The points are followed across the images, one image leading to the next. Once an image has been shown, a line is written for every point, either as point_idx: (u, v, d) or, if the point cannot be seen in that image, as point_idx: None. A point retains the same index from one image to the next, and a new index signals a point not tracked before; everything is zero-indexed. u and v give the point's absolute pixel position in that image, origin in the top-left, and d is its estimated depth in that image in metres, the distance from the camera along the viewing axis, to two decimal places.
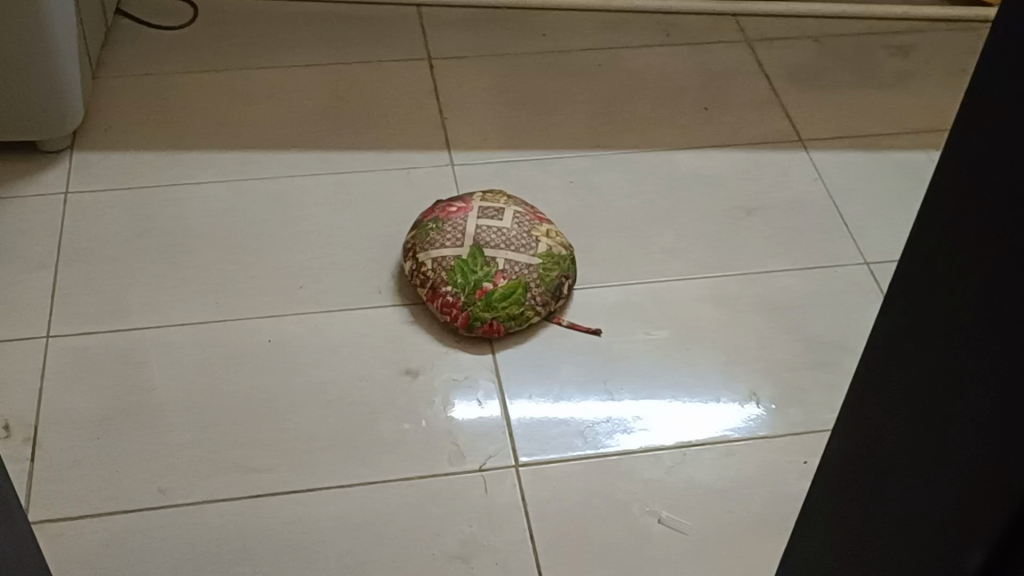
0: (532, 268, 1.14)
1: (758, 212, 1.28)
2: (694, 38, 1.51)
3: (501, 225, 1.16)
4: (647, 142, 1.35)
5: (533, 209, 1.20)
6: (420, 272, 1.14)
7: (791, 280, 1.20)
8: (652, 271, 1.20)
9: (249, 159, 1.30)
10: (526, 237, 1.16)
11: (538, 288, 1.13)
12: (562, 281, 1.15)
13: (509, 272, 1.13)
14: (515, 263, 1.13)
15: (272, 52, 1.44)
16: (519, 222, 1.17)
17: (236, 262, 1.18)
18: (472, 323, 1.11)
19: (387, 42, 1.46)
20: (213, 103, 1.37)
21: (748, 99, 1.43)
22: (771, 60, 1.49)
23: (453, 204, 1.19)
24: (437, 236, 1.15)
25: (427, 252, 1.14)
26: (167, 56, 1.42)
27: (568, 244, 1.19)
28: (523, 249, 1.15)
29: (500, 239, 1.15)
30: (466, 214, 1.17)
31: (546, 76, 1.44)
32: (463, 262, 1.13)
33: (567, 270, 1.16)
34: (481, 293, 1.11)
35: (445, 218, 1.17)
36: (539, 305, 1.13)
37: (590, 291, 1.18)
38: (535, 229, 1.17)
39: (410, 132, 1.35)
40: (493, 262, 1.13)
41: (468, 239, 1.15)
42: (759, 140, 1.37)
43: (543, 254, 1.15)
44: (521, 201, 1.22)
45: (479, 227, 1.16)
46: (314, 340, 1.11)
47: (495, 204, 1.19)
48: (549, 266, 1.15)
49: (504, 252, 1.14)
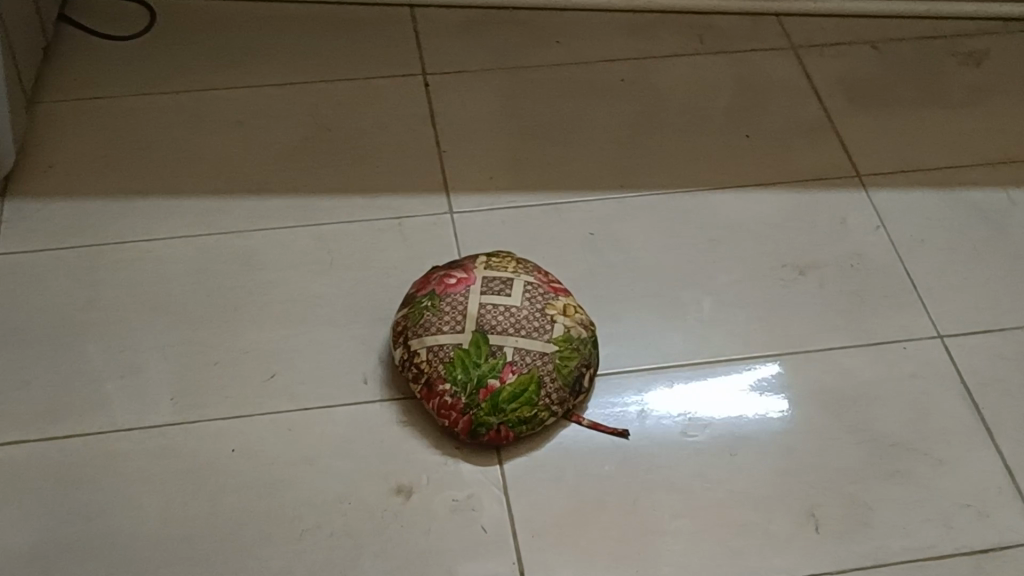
0: (546, 358, 0.95)
1: (811, 272, 1.09)
2: (732, 46, 1.31)
3: (510, 303, 0.97)
4: (681, 181, 1.16)
5: (547, 277, 1.01)
6: (413, 363, 0.95)
7: (852, 362, 1.02)
8: (690, 351, 1.02)
9: (214, 206, 1.11)
10: (539, 318, 0.97)
11: (554, 384, 0.94)
12: (583, 371, 0.96)
13: (519, 364, 0.94)
14: (526, 352, 0.95)
15: (243, 67, 1.23)
16: (531, 297, 0.98)
17: (199, 344, 1.00)
18: (477, 430, 0.93)
19: (377, 54, 1.26)
20: (173, 132, 1.17)
21: (796, 124, 1.23)
22: (822, 73, 1.29)
23: (451, 272, 1.00)
24: (434, 317, 0.96)
25: (421, 338, 0.96)
26: (121, 73, 1.22)
27: (589, 321, 1.00)
28: (536, 333, 0.96)
29: (509, 322, 0.96)
30: (468, 287, 0.98)
31: (560, 95, 1.23)
32: (463, 352, 0.94)
33: (588, 356, 0.97)
34: (485, 393, 0.93)
35: (442, 292, 0.98)
36: (555, 405, 0.94)
37: (616, 379, 1.00)
38: (550, 305, 0.98)
39: (403, 170, 1.15)
40: (501, 351, 0.94)
41: (471, 322, 0.96)
42: (810, 177, 1.18)
43: (559, 339, 0.96)
44: (533, 265, 1.03)
45: (484, 305, 0.97)
46: (288, 450, 0.93)
47: (502, 273, 1.00)
48: (567, 355, 0.96)
49: (514, 338, 0.95)
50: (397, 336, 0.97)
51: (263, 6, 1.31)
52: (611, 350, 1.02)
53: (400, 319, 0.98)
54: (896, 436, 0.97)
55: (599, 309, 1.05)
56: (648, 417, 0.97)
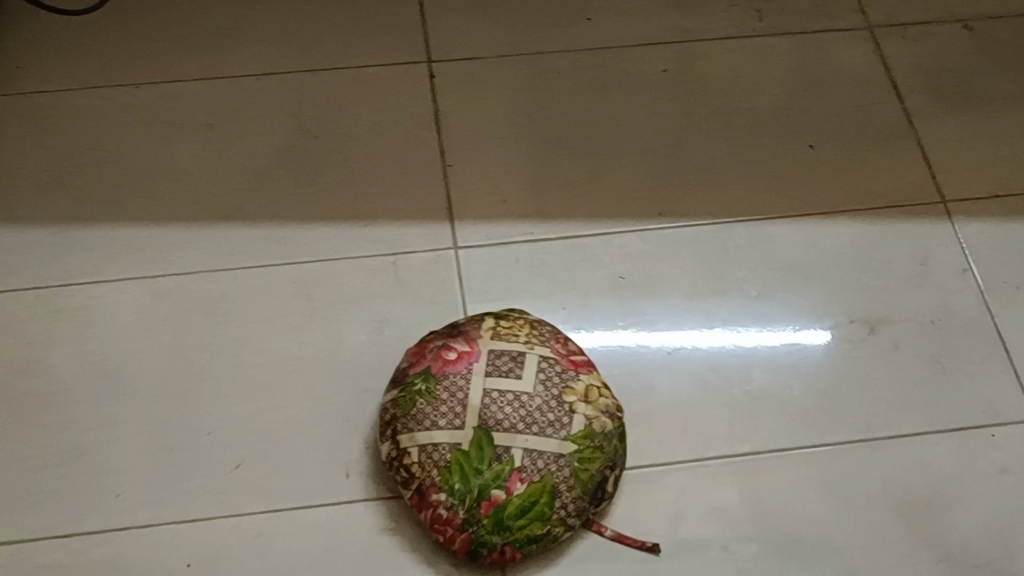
0: (562, 462, 0.79)
1: (884, 330, 0.91)
2: (795, 26, 1.10)
3: (520, 389, 0.81)
4: (730, 207, 0.97)
5: (565, 349, 0.85)
6: (403, 464, 0.79)
7: (928, 453, 0.86)
8: (735, 434, 0.86)
9: (176, 236, 0.93)
10: (555, 408, 0.81)
11: (571, 494, 0.79)
12: (606, 474, 0.80)
13: (529, 471, 0.78)
14: (539, 455, 0.79)
15: (213, 52, 1.04)
16: (546, 380, 0.82)
17: (152, 421, 0.84)
18: (476, 550, 0.77)
19: (371, 34, 1.06)
20: (130, 137, 0.99)
21: (871, 129, 1.03)
22: (902, 62, 1.08)
23: (451, 345, 0.83)
24: (428, 407, 0.80)
25: (412, 433, 0.80)
26: (70, 60, 1.03)
27: (616, 406, 0.84)
28: (551, 430, 0.80)
29: (518, 416, 0.80)
30: (470, 368, 0.82)
31: (589, 91, 1.04)
32: (462, 455, 0.78)
33: (613, 454, 0.81)
34: (488, 507, 0.77)
35: (438, 372, 0.82)
36: (571, 519, 0.79)
37: (648, 473, 0.84)
38: (568, 390, 0.82)
39: (400, 189, 0.97)
40: (508, 454, 0.78)
41: (472, 415, 0.80)
42: (884, 203, 0.99)
43: (579, 436, 0.80)
44: (550, 332, 0.86)
45: (489, 392, 0.80)
46: (252, 564, 0.78)
47: (513, 346, 0.83)
48: (587, 456, 0.80)
49: (524, 437, 0.79)
50: (384, 425, 0.81)
51: None
52: (641, 434, 0.85)
53: (388, 403, 0.82)
54: (981, 553, 0.81)
55: (630, 379, 0.88)
56: (682, 524, 0.82)
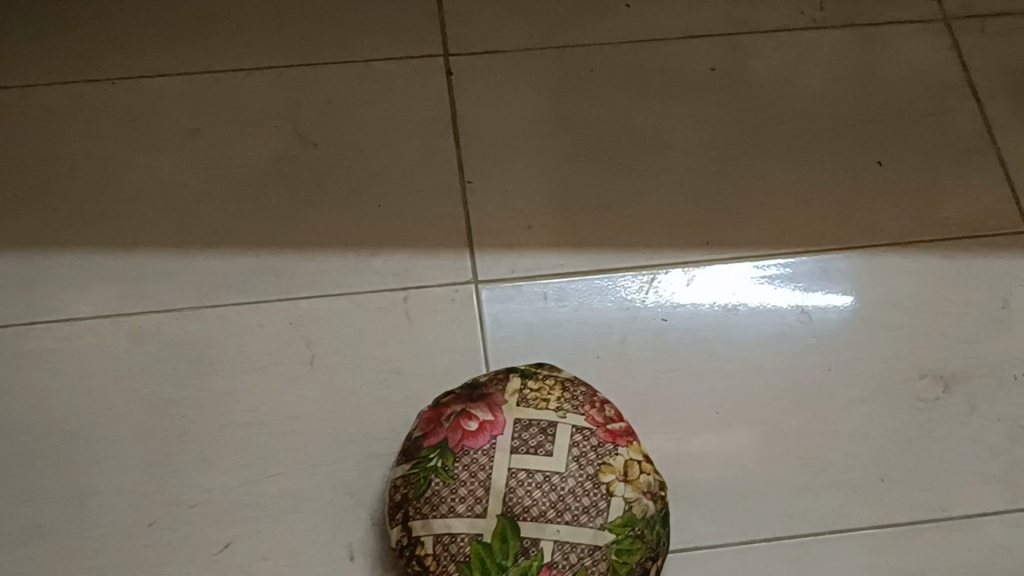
0: (598, 555, 0.69)
1: (960, 387, 0.81)
2: (861, 16, 0.97)
3: (550, 468, 0.70)
4: (787, 235, 0.86)
5: (602, 416, 0.74)
6: (416, 555, 0.69)
7: (1011, 537, 0.76)
8: (789, 513, 0.76)
9: (155, 265, 0.82)
10: (590, 491, 0.70)
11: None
12: (646, 566, 0.70)
13: (561, 566, 0.68)
14: (571, 548, 0.68)
15: (199, 41, 0.91)
16: (580, 457, 0.71)
17: (126, 492, 0.74)
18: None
19: (379, 22, 0.93)
20: (103, 144, 0.87)
21: (946, 143, 0.91)
22: (983, 61, 0.95)
23: (471, 412, 0.72)
24: (443, 490, 0.70)
25: (426, 520, 0.69)
26: (35, 48, 0.90)
27: (658, 483, 0.73)
28: (585, 517, 0.69)
29: (548, 501, 0.69)
30: (492, 443, 0.71)
31: (627, 94, 0.91)
32: (484, 548, 0.68)
33: (654, 542, 0.71)
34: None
35: (456, 448, 0.71)
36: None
37: (690, 557, 0.74)
38: (605, 468, 0.71)
39: (411, 210, 0.85)
40: (536, 547, 0.68)
41: (495, 500, 0.69)
42: (962, 232, 0.87)
43: (617, 524, 0.70)
44: (585, 393, 0.75)
45: (515, 472, 0.70)
46: None
47: (542, 414, 0.72)
48: (627, 547, 0.70)
49: (555, 527, 0.69)
50: (395, 508, 0.71)
51: None
52: (684, 511, 0.75)
53: (400, 480, 0.72)
54: None
55: (673, 445, 0.77)
56: None
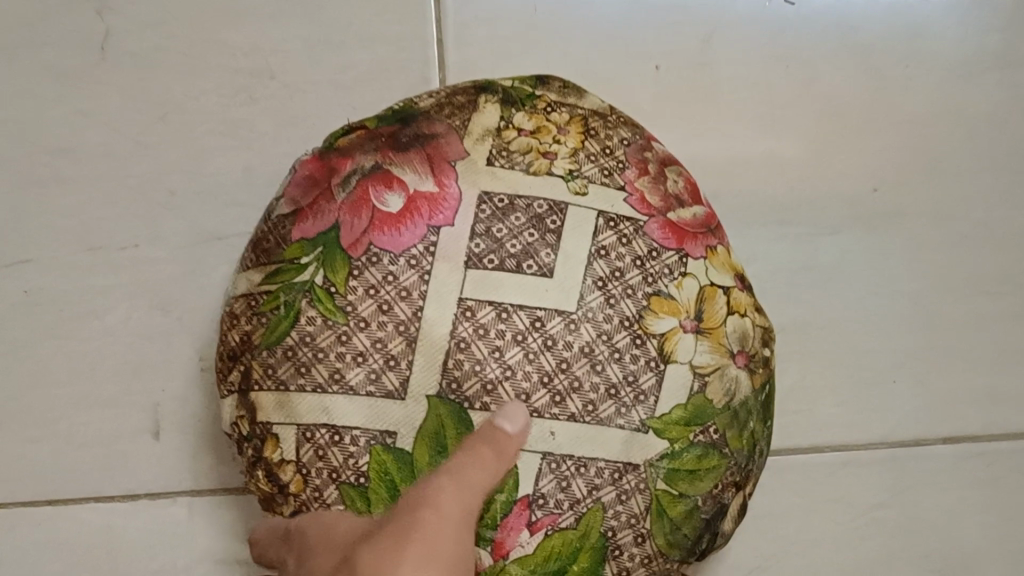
0: (628, 485, 0.27)
1: None
2: None
3: (543, 303, 0.26)
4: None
5: (660, 189, 0.30)
6: (262, 465, 0.27)
7: None
8: (991, 397, 0.41)
9: None
10: (628, 354, 0.27)
11: (640, 557, 0.27)
12: (721, 503, 0.29)
13: (553, 506, 0.26)
14: (578, 471, 0.26)
15: None
16: (611, 281, 0.27)
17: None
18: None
19: None
20: None
21: None
22: None
23: (397, 175, 0.28)
24: (320, 339, 0.26)
25: (285, 396, 0.27)
26: None
27: (759, 336, 0.31)
28: (610, 407, 0.27)
29: (532, 370, 0.26)
30: (429, 244, 0.27)
31: None
32: (392, 462, 0.26)
33: (744, 456, 0.29)
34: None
35: (353, 249, 0.27)
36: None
37: (805, 468, 0.40)
38: (663, 300, 0.28)
39: None
40: (506, 468, 0.26)
41: (425, 363, 0.26)
42: None
43: (675, 422, 0.27)
44: (632, 148, 0.31)
45: (465, 305, 0.26)
46: None
47: (536, 186, 0.28)
48: (689, 469, 0.28)
49: (544, 423, 0.26)
50: (226, 361, 0.29)
51: None
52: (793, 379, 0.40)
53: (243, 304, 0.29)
54: None
55: (788, 252, 0.41)
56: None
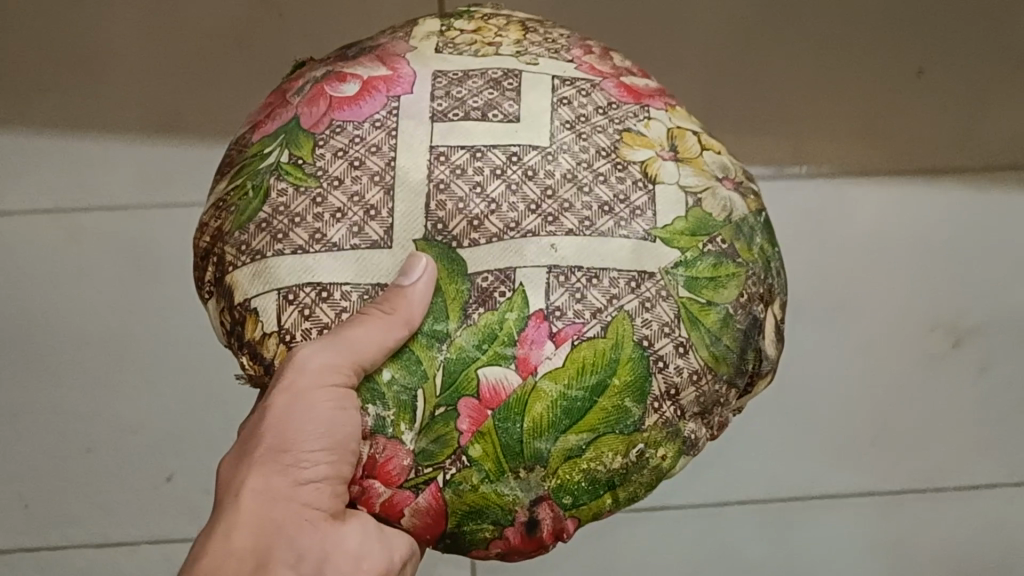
0: (648, 294, 0.38)
1: (970, 342, 0.73)
2: None
3: (525, 143, 0.40)
4: (837, 130, 0.73)
5: (614, 70, 0.44)
6: (247, 347, 0.39)
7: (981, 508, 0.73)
8: (768, 473, 0.72)
9: (76, 151, 0.72)
10: (612, 177, 0.40)
11: (692, 370, 0.38)
12: (749, 312, 0.40)
13: (571, 319, 0.37)
14: (589, 283, 0.38)
15: None
16: (577, 123, 0.41)
17: (51, 430, 0.71)
18: (455, 521, 0.37)
19: None
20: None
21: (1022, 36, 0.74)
22: None
23: (347, 75, 0.43)
24: (293, 200, 0.39)
25: (260, 267, 0.39)
26: None
27: (735, 170, 0.43)
28: (608, 221, 0.39)
29: (527, 198, 0.39)
30: (390, 108, 0.41)
31: None
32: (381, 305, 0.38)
33: (761, 268, 0.41)
34: (469, 434, 0.36)
35: (315, 128, 0.41)
36: (689, 428, 0.39)
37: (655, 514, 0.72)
38: (626, 132, 0.41)
39: None
40: (510, 288, 0.38)
41: (406, 203, 0.39)
42: (1008, 156, 0.74)
43: (680, 233, 0.39)
44: (570, 40, 0.45)
45: (438, 154, 0.39)
46: None
47: (494, 62, 0.42)
48: (707, 276, 0.39)
49: (543, 241, 0.38)
50: (202, 257, 0.41)
51: None
52: None
53: (212, 212, 0.42)
54: None
55: None
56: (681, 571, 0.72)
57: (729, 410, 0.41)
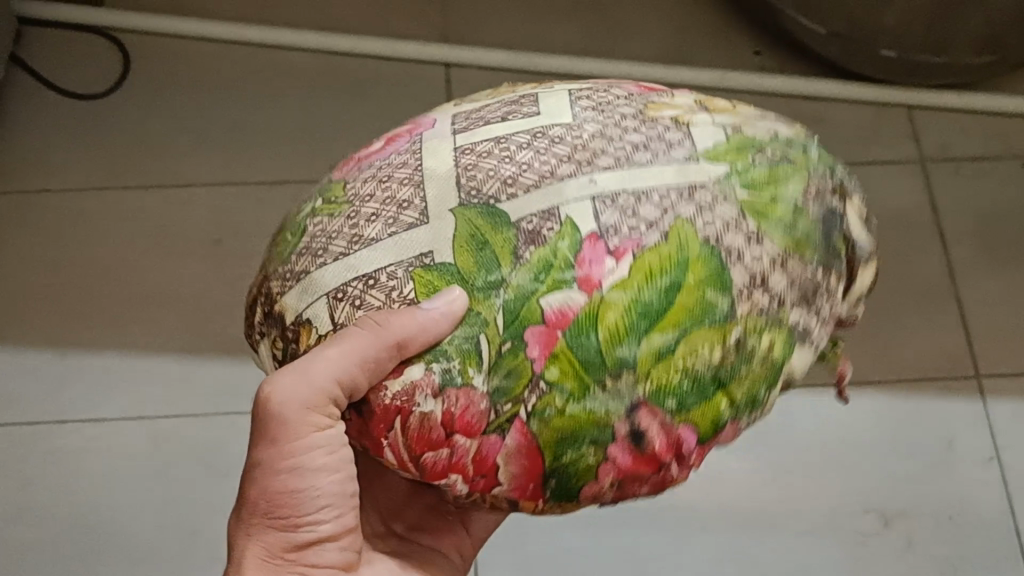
0: (715, 199, 0.41)
1: (899, 525, 0.87)
2: (849, 139, 1.03)
3: (548, 123, 0.43)
4: None
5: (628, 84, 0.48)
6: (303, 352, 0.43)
7: None
8: None
9: (173, 372, 0.89)
10: (639, 130, 0.43)
11: (771, 257, 0.41)
12: (823, 206, 0.43)
13: (627, 234, 0.40)
14: (640, 200, 0.40)
15: (210, 180, 0.97)
16: (598, 105, 0.44)
17: None
18: (552, 453, 0.40)
19: (387, 126, 1.00)
20: (135, 259, 0.94)
21: (912, 285, 0.96)
22: (950, 197, 1.01)
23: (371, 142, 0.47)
24: (330, 224, 0.43)
25: (305, 280, 0.42)
26: (82, 161, 0.98)
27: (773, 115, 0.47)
28: (644, 155, 0.42)
29: (558, 154, 0.42)
30: (415, 140, 0.44)
31: None
32: (434, 272, 0.41)
33: (821, 168, 0.44)
34: (544, 361, 0.39)
35: (346, 176, 0.45)
36: (793, 317, 0.41)
37: None
38: (648, 108, 0.44)
39: None
40: (559, 219, 0.40)
41: (438, 188, 0.42)
42: (918, 371, 0.92)
43: (726, 152, 0.42)
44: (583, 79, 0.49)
45: (463, 150, 0.43)
46: None
47: (515, 92, 0.46)
48: (765, 181, 0.42)
49: (581, 178, 0.41)
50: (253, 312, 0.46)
51: (252, 35, 1.03)
52: None
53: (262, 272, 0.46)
54: None
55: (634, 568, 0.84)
56: None
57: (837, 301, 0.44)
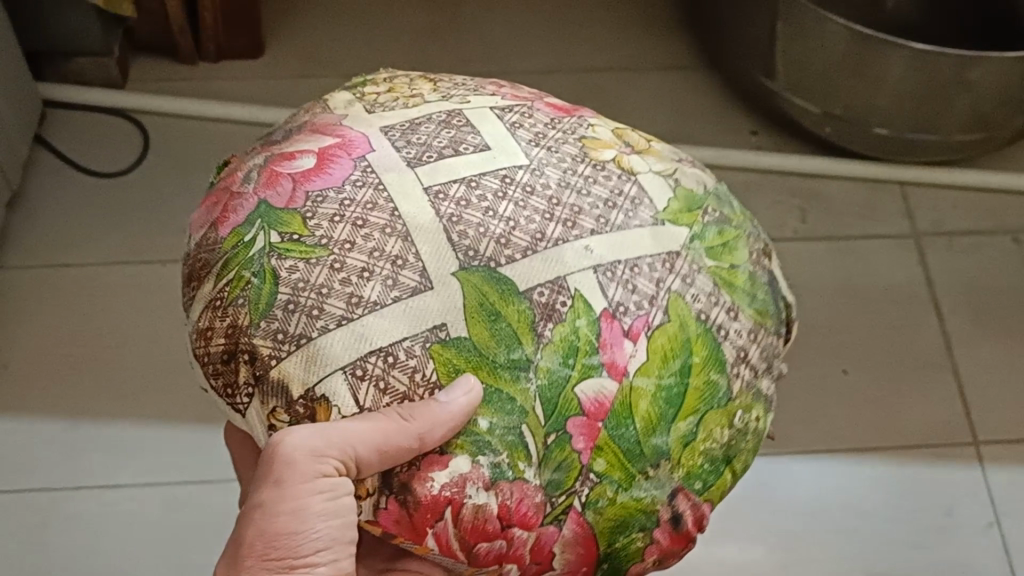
0: (687, 272, 0.49)
1: None
2: (845, 217, 1.07)
3: (510, 166, 0.49)
4: (780, 420, 0.95)
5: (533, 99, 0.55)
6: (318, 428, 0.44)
7: None
8: None
9: (185, 441, 0.91)
10: (598, 178, 0.50)
11: (747, 329, 0.50)
12: (765, 264, 0.53)
13: (636, 314, 0.47)
14: (634, 275, 0.47)
15: None
16: (540, 141, 0.51)
17: None
18: (606, 541, 0.46)
19: None
20: (151, 331, 0.97)
21: (908, 355, 0.99)
22: (944, 270, 1.04)
23: (290, 156, 0.50)
24: (310, 273, 0.45)
25: (304, 349, 0.44)
26: (101, 237, 1.01)
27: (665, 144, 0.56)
28: (617, 217, 0.49)
29: (539, 210, 0.48)
30: (363, 169, 0.48)
31: None
32: (450, 349, 0.44)
33: (746, 226, 0.54)
34: (590, 453, 0.45)
35: (292, 205, 0.47)
36: (764, 385, 0.51)
37: None
38: (588, 151, 0.52)
39: None
40: (570, 295, 0.46)
41: (430, 243, 0.46)
42: (916, 439, 0.94)
43: (680, 213, 0.51)
44: (473, 84, 0.57)
45: (434, 191, 0.47)
46: None
47: (431, 110, 0.52)
48: (719, 245, 0.51)
49: (579, 244, 0.47)
50: (216, 356, 0.46)
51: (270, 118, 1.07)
52: None
53: (204, 309, 0.47)
54: None
55: None
56: None
57: (782, 364, 0.53)
